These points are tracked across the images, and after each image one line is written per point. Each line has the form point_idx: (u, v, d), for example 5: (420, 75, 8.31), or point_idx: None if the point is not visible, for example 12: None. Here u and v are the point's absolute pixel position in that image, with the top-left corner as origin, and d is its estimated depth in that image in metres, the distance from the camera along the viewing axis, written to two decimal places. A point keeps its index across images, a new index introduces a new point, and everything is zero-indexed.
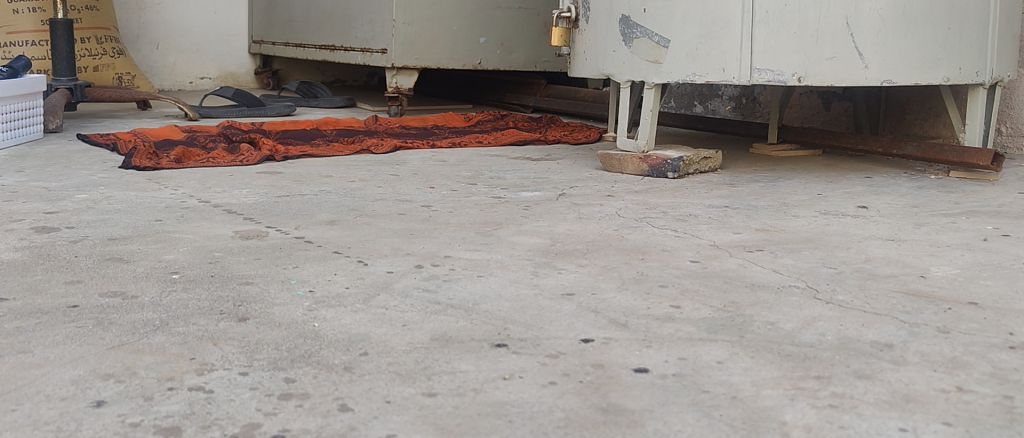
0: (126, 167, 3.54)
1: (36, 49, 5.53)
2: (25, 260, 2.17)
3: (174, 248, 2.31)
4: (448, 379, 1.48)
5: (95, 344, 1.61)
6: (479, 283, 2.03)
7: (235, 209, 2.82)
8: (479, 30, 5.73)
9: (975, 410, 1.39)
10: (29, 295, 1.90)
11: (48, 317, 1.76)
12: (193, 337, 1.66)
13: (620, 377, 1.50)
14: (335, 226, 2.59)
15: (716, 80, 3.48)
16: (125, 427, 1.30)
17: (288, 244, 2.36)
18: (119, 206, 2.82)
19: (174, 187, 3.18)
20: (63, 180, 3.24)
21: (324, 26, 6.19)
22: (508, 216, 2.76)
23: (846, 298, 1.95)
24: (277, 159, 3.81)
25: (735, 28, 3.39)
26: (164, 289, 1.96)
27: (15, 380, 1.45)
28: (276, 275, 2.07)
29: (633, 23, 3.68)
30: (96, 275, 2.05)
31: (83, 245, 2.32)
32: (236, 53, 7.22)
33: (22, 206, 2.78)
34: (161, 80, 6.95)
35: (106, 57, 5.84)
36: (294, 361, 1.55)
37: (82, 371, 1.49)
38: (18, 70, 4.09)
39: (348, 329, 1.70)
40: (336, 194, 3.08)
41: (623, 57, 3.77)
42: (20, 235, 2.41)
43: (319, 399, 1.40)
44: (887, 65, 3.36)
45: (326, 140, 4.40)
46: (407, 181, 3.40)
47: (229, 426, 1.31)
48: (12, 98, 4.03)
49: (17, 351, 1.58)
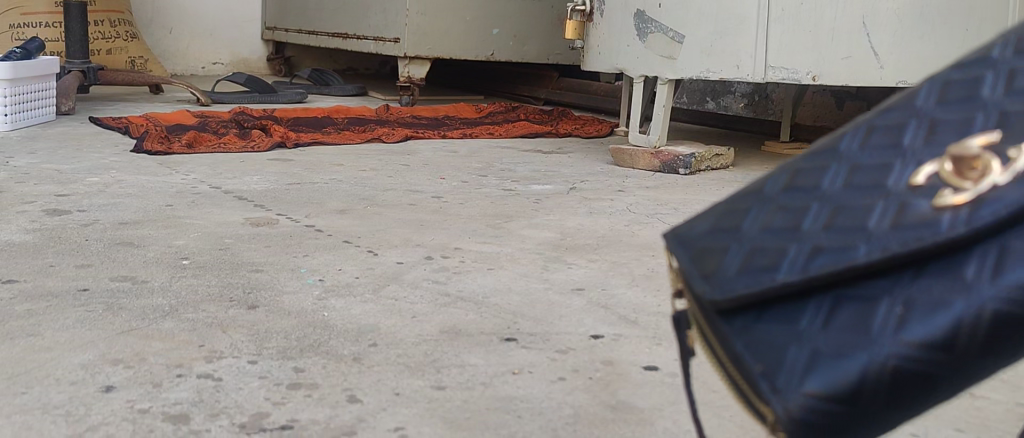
0: (138, 150, 3.54)
1: (49, 31, 5.55)
2: (37, 242, 2.17)
3: (184, 234, 2.31)
4: (457, 373, 1.48)
5: (106, 329, 1.61)
6: (489, 276, 2.02)
7: (246, 195, 2.81)
8: (492, 23, 5.72)
9: (988, 416, 1.38)
10: (41, 277, 1.90)
11: (59, 300, 1.76)
12: (203, 323, 1.66)
13: (631, 375, 1.50)
14: (345, 215, 2.58)
15: (731, 76, 3.53)
16: (133, 413, 1.30)
17: (299, 232, 2.36)
18: (130, 191, 2.82)
19: (185, 172, 3.18)
20: (75, 163, 3.24)
21: (338, 14, 6.18)
22: (519, 209, 2.75)
23: None
24: (288, 146, 3.81)
25: (751, 25, 3.43)
26: (174, 275, 1.95)
27: (26, 363, 1.45)
28: (287, 264, 2.07)
29: (648, 18, 3.75)
30: (107, 259, 2.06)
31: (94, 228, 2.32)
32: (249, 39, 7.23)
33: (33, 188, 2.79)
34: (173, 65, 6.96)
35: (119, 40, 5.85)
36: (303, 351, 1.55)
37: (92, 356, 1.49)
38: (32, 52, 4.05)
39: (357, 320, 1.70)
40: (348, 183, 3.08)
41: (638, 52, 3.84)
42: (32, 217, 2.42)
43: (327, 390, 1.40)
44: (902, 67, 3.22)
45: (338, 128, 4.40)
46: (417, 171, 3.39)
47: (238, 415, 1.30)
48: (26, 80, 4.03)
49: (28, 333, 1.58)
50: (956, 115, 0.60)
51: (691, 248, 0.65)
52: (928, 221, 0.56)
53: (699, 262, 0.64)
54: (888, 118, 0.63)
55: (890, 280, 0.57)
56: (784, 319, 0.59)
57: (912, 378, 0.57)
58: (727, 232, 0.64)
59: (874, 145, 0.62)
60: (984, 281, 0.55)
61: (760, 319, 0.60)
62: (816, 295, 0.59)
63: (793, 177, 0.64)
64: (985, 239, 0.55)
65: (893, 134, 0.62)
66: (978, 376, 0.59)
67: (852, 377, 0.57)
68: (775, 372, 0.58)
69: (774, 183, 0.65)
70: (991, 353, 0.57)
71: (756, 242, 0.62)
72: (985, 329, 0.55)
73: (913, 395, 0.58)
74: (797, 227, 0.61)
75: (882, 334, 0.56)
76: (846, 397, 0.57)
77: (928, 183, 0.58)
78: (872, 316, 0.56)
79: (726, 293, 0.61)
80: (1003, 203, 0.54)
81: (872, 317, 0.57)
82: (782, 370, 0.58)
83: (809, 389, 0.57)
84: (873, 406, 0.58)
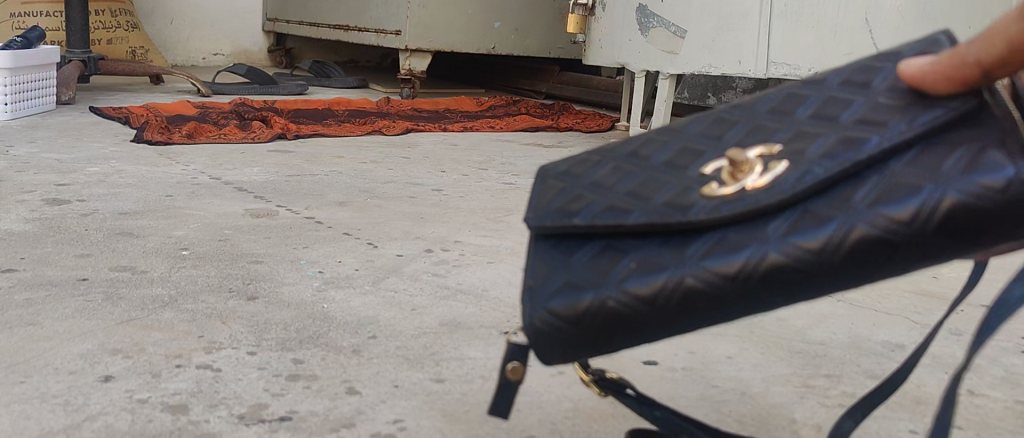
0: (138, 140, 3.54)
1: (50, 20, 5.55)
2: (37, 232, 2.17)
3: (184, 224, 2.30)
4: (456, 366, 1.48)
5: (105, 319, 1.61)
6: (489, 270, 2.02)
7: (246, 186, 2.81)
8: (493, 16, 5.70)
9: (987, 414, 1.38)
10: (40, 267, 1.90)
11: (58, 289, 1.76)
12: (202, 314, 1.66)
13: (630, 369, 1.49)
14: (346, 207, 2.58)
15: (732, 72, 3.56)
16: (132, 403, 1.29)
17: (299, 224, 2.36)
18: (130, 181, 2.82)
19: (186, 163, 3.17)
20: (75, 153, 3.24)
21: (339, 6, 6.16)
22: (519, 203, 2.75)
23: (858, 296, 1.94)
24: (289, 138, 3.81)
25: (753, 20, 3.46)
26: (173, 266, 1.95)
27: (25, 352, 1.45)
28: (287, 255, 2.06)
29: (649, 13, 3.83)
30: (106, 249, 2.05)
31: (93, 218, 2.32)
32: (250, 30, 7.22)
33: (33, 177, 2.78)
34: (174, 55, 6.95)
35: (120, 30, 5.84)
36: (302, 342, 1.54)
37: (91, 345, 1.49)
38: (33, 41, 4.04)
39: (357, 312, 1.70)
40: (348, 175, 3.08)
41: (639, 46, 3.93)
42: (32, 206, 2.41)
43: (326, 381, 1.39)
44: None
45: (338, 120, 4.39)
46: (417, 164, 3.39)
47: (237, 406, 1.30)
48: (26, 69, 4.03)
49: (27, 322, 1.58)
50: (764, 130, 0.83)
51: (558, 171, 0.95)
52: (686, 205, 0.80)
53: (552, 187, 0.93)
54: (732, 115, 0.87)
55: (645, 242, 0.83)
56: (569, 249, 0.88)
57: (624, 314, 0.83)
58: (581, 172, 0.92)
59: (703, 134, 0.87)
60: (692, 261, 0.79)
61: (560, 241, 0.89)
62: (597, 241, 0.86)
63: (641, 151, 0.90)
64: (711, 233, 0.80)
65: (719, 129, 0.87)
66: (684, 328, 0.84)
67: (584, 302, 0.84)
68: (546, 281, 0.87)
69: (629, 148, 0.91)
70: (692, 312, 0.82)
71: (586, 187, 0.90)
72: (686, 295, 0.80)
73: (625, 331, 0.85)
74: (611, 189, 0.87)
75: (617, 277, 0.83)
76: (572, 318, 0.85)
77: (699, 179, 0.82)
78: (620, 266, 0.83)
79: (541, 222, 0.90)
80: (728, 207, 0.77)
81: (614, 269, 0.83)
82: (545, 284, 0.87)
83: (554, 303, 0.86)
84: (600, 330, 0.85)
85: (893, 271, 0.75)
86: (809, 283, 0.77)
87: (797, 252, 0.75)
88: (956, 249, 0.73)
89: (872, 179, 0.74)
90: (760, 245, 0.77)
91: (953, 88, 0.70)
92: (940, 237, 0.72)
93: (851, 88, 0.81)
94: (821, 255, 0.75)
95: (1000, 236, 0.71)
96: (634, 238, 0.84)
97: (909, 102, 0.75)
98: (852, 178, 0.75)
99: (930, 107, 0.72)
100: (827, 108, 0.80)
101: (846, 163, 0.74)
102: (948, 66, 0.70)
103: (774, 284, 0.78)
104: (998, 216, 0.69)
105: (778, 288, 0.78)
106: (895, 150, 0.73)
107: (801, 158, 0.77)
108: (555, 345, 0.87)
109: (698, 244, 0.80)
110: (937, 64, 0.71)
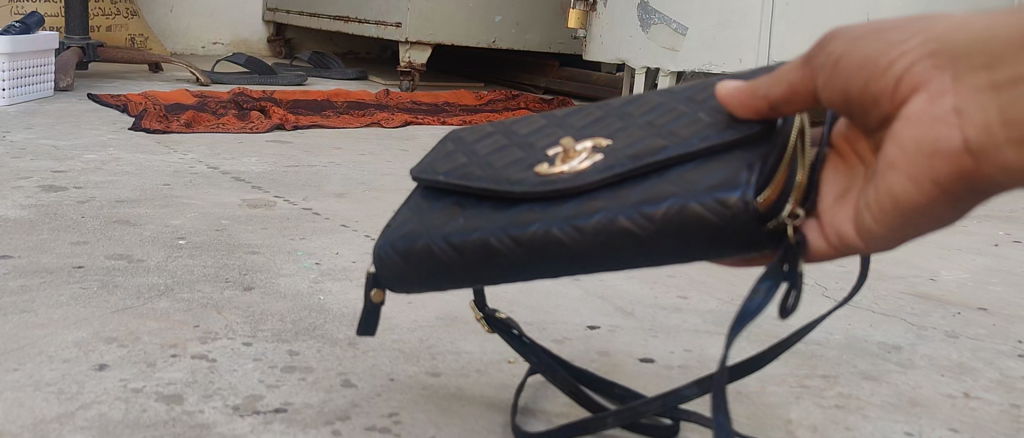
0: (136, 128, 3.53)
1: (48, 7, 5.53)
2: (33, 218, 2.16)
3: (182, 214, 2.30)
4: (452, 360, 1.47)
5: (100, 307, 1.61)
6: None
7: (243, 176, 2.80)
8: (494, 9, 5.70)
9: (981, 417, 1.38)
10: (35, 253, 1.89)
11: (53, 276, 1.75)
12: (198, 304, 1.65)
13: (626, 366, 1.49)
14: (344, 199, 2.58)
15: (732, 69, 3.55)
16: (126, 392, 1.29)
17: (296, 215, 2.35)
18: (127, 169, 2.80)
19: (184, 152, 3.16)
20: (72, 140, 3.23)
21: None
22: None
23: (855, 297, 1.94)
24: (287, 128, 3.80)
25: (754, 18, 3.45)
26: (170, 255, 1.94)
27: (18, 339, 1.45)
28: (284, 246, 2.06)
29: (651, 9, 3.82)
30: (103, 237, 2.05)
31: (90, 206, 2.31)
32: (249, 20, 7.20)
33: (30, 163, 2.77)
34: (173, 44, 6.93)
35: (119, 18, 5.82)
36: (298, 334, 1.54)
37: (85, 333, 1.49)
38: (32, 27, 4.03)
39: (353, 305, 1.69)
40: (346, 167, 3.07)
41: (639, 43, 3.92)
42: (28, 193, 2.40)
43: (321, 374, 1.39)
44: None
45: (337, 111, 4.38)
46: (416, 157, 3.38)
47: (231, 397, 1.30)
48: (25, 55, 4.01)
49: (21, 309, 1.57)
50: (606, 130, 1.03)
51: (455, 136, 1.16)
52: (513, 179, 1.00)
53: (443, 148, 1.14)
54: (600, 113, 1.08)
55: (477, 206, 1.04)
56: (434, 199, 1.10)
57: (447, 258, 1.04)
58: (469, 141, 1.13)
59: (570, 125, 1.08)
60: (501, 226, 0.99)
61: (429, 188, 1.11)
62: (452, 198, 1.08)
63: (517, 131, 1.11)
64: (524, 206, 0.99)
65: (583, 122, 1.07)
66: (490, 280, 1.04)
67: (417, 243, 1.07)
68: (402, 223, 1.11)
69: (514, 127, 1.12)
70: (493, 268, 1.02)
71: (463, 153, 1.11)
72: (488, 252, 1.01)
73: (447, 275, 1.06)
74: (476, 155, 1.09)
75: (448, 229, 1.04)
76: (408, 252, 1.08)
77: (539, 161, 1.02)
78: (452, 221, 1.04)
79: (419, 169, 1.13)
80: (545, 184, 0.97)
81: (445, 221, 1.05)
82: (402, 223, 1.11)
83: (397, 240, 1.09)
84: (429, 266, 1.07)
85: (650, 257, 0.94)
86: (585, 262, 0.97)
87: (574, 230, 0.94)
88: (698, 249, 0.91)
89: (653, 182, 0.93)
90: (550, 221, 0.96)
91: (746, 111, 0.92)
92: (684, 236, 0.90)
93: (684, 107, 1.00)
94: (590, 233, 0.94)
95: (736, 244, 0.89)
96: (475, 201, 1.05)
97: (711, 121, 0.95)
98: (642, 179, 0.94)
99: (725, 127, 0.92)
100: (659, 120, 0.99)
101: (641, 163, 0.93)
102: (746, 95, 0.91)
103: (553, 254, 0.97)
104: (725, 229, 0.88)
105: (559, 256, 0.97)
106: (680, 158, 0.92)
107: (615, 154, 0.96)
108: (398, 270, 1.10)
109: (512, 212, 1.00)
110: (741, 90, 0.92)
